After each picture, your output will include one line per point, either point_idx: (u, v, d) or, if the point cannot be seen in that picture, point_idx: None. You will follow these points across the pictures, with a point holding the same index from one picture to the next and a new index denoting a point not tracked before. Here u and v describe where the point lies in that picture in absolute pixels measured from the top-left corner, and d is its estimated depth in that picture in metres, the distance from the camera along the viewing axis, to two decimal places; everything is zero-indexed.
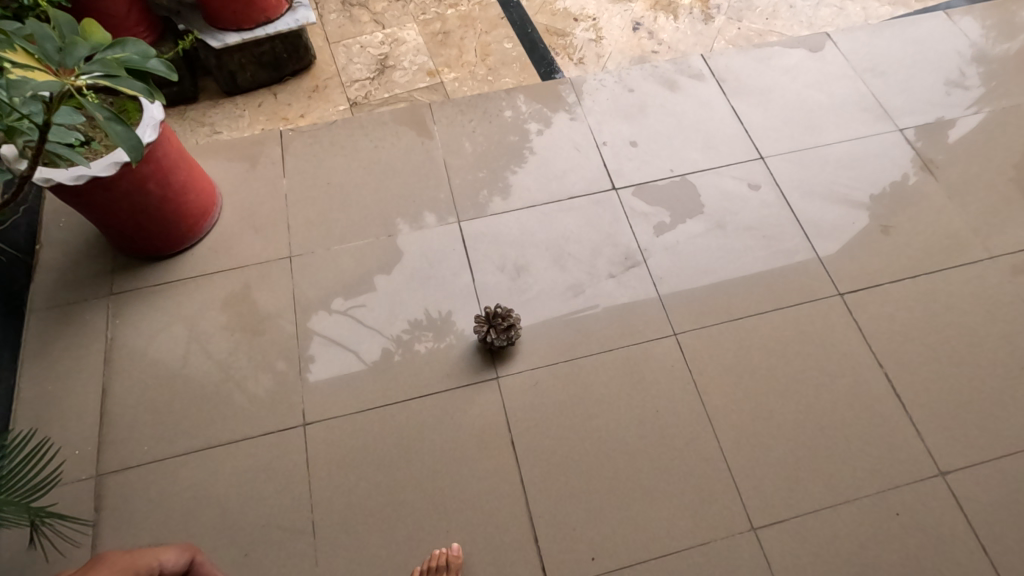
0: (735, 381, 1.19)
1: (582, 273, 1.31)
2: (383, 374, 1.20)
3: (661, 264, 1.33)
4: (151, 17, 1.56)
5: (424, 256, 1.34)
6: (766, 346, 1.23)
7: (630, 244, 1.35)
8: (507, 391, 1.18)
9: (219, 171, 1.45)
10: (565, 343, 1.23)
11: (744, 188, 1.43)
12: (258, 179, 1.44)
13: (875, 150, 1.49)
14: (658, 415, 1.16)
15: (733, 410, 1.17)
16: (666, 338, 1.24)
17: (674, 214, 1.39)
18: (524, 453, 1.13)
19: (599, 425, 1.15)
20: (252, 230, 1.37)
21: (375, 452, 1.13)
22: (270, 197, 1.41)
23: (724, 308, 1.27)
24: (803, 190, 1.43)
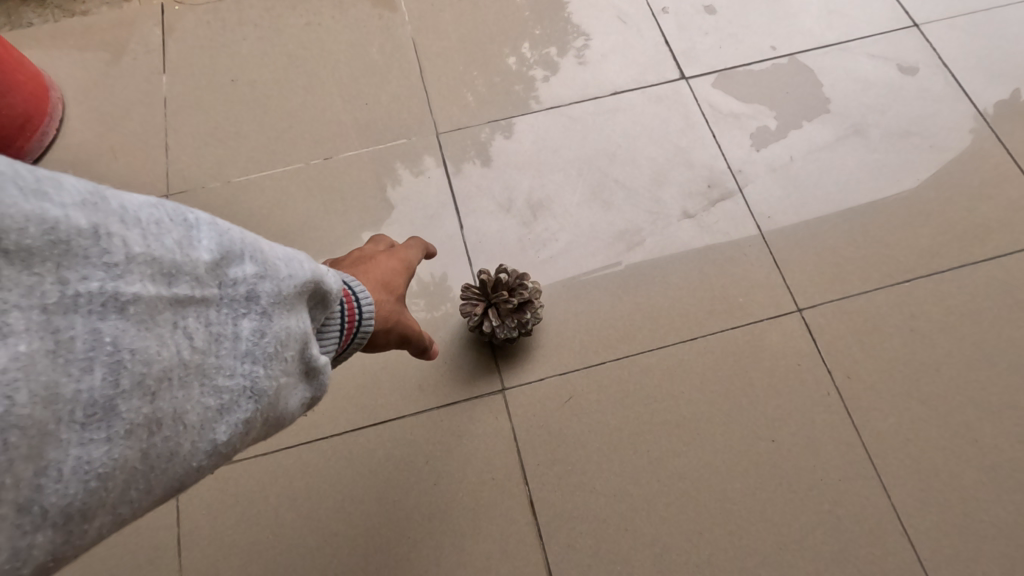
0: (905, 389, 0.71)
1: (639, 212, 0.81)
2: None
3: (769, 194, 0.81)
4: None
5: (383, 190, 0.83)
6: (953, 328, 0.74)
7: (715, 164, 0.83)
8: (522, 412, 0.71)
9: (60, 63, 0.92)
10: (616, 330, 0.74)
11: (893, 72, 0.89)
12: (123, 74, 0.91)
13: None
14: (779, 450, 0.68)
15: (907, 439, 0.69)
16: (783, 317, 0.75)
17: (782, 116, 0.86)
18: (553, 520, 0.66)
19: (678, 470, 0.68)
20: (109, 154, 0.86)
21: (300, 523, 0.66)
22: (140, 102, 0.89)
23: (877, 265, 0.77)
24: (991, 70, 0.88)
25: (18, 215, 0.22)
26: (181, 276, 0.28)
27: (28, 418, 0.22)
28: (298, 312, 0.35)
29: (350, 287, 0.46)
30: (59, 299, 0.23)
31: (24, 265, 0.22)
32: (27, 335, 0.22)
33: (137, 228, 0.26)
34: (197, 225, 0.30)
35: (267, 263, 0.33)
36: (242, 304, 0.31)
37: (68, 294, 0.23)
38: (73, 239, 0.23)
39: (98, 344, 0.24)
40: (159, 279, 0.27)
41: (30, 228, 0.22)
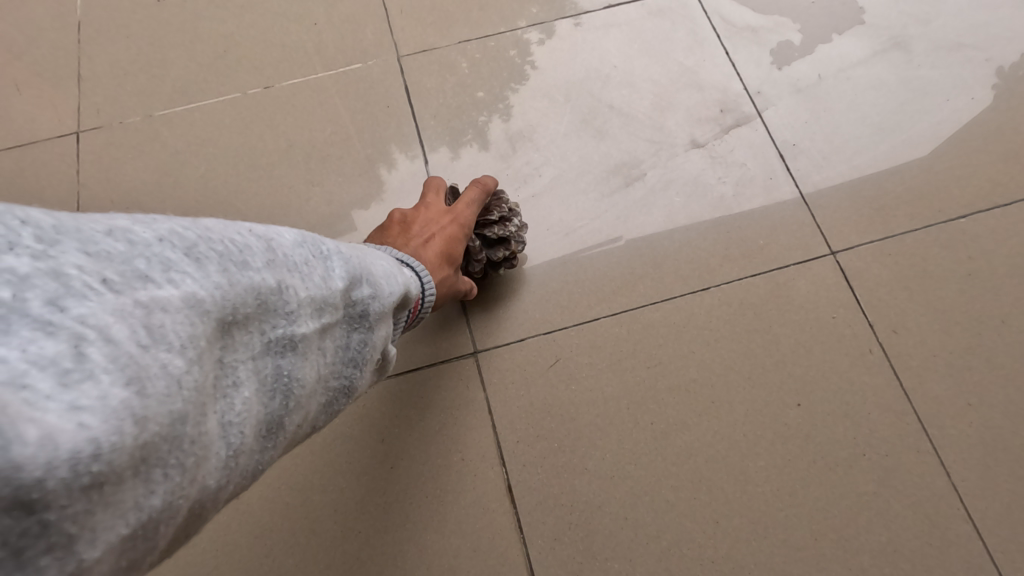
0: (965, 345, 0.58)
1: (639, 142, 0.68)
2: None
3: (794, 118, 0.68)
4: None
5: (334, 123, 0.70)
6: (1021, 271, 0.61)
7: (730, 85, 0.70)
8: (499, 379, 0.58)
9: None
10: (610, 281, 0.62)
11: None
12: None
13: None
14: (811, 422, 0.56)
15: (969, 405, 0.56)
16: (814, 262, 0.62)
17: (808, 28, 0.73)
18: (537, 510, 0.54)
19: (689, 447, 0.56)
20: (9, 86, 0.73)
21: (227, 518, 0.54)
22: (48, 25, 0.76)
23: (927, 199, 0.64)
24: None
25: (236, 287, 0.23)
26: (329, 306, 0.29)
27: (245, 448, 0.24)
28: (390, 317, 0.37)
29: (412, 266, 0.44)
30: (260, 346, 0.25)
31: (238, 327, 0.24)
32: (245, 383, 0.24)
33: (289, 266, 0.27)
34: (325, 255, 0.30)
35: (375, 283, 0.34)
36: (359, 321, 0.33)
37: (262, 341, 0.25)
38: (269, 296, 0.25)
39: (283, 377, 0.26)
40: (319, 316, 0.29)
41: (241, 295, 0.23)
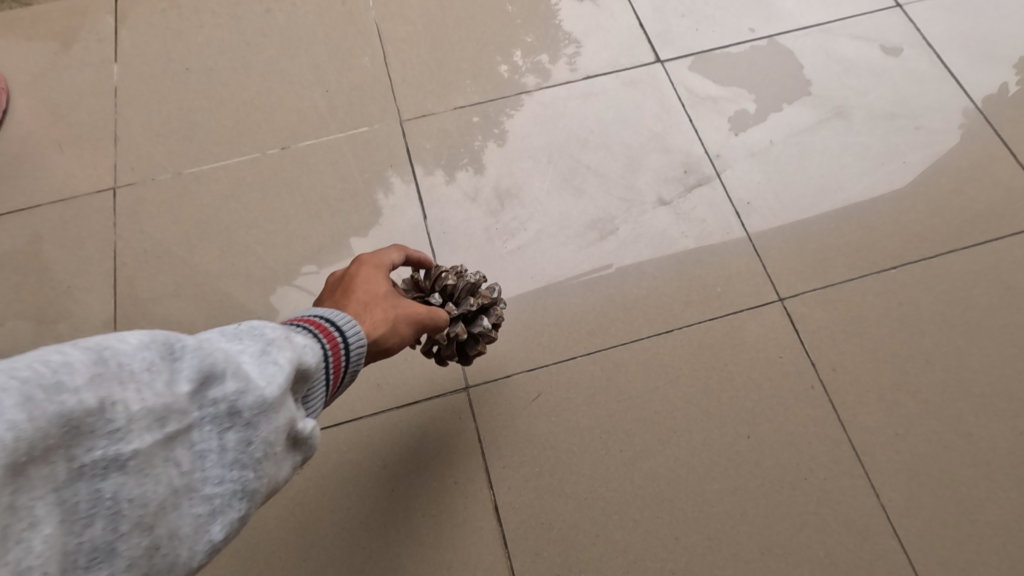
0: (894, 383, 0.66)
1: (612, 200, 0.77)
2: None
3: (747, 178, 0.78)
4: None
5: (343, 179, 0.79)
6: (943, 317, 0.70)
7: (692, 148, 0.80)
8: (488, 410, 0.66)
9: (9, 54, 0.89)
10: (587, 323, 0.70)
11: (877, 52, 0.86)
12: (73, 63, 0.88)
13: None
14: (760, 450, 0.64)
15: (897, 435, 0.64)
16: (763, 306, 0.71)
17: (762, 98, 0.83)
18: (519, 527, 0.62)
19: (654, 471, 0.64)
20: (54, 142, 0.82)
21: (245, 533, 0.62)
22: (88, 90, 0.85)
23: (864, 253, 0.73)
24: (974, 49, 0.86)
25: (40, 422, 0.19)
26: (204, 397, 0.25)
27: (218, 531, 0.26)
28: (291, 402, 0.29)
29: (333, 321, 0.36)
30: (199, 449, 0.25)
31: (38, 462, 0.19)
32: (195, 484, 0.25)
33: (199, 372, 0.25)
34: (190, 346, 0.25)
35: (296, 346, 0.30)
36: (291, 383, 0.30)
37: (70, 469, 0.21)
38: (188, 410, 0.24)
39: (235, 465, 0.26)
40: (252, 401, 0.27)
41: (44, 430, 0.19)
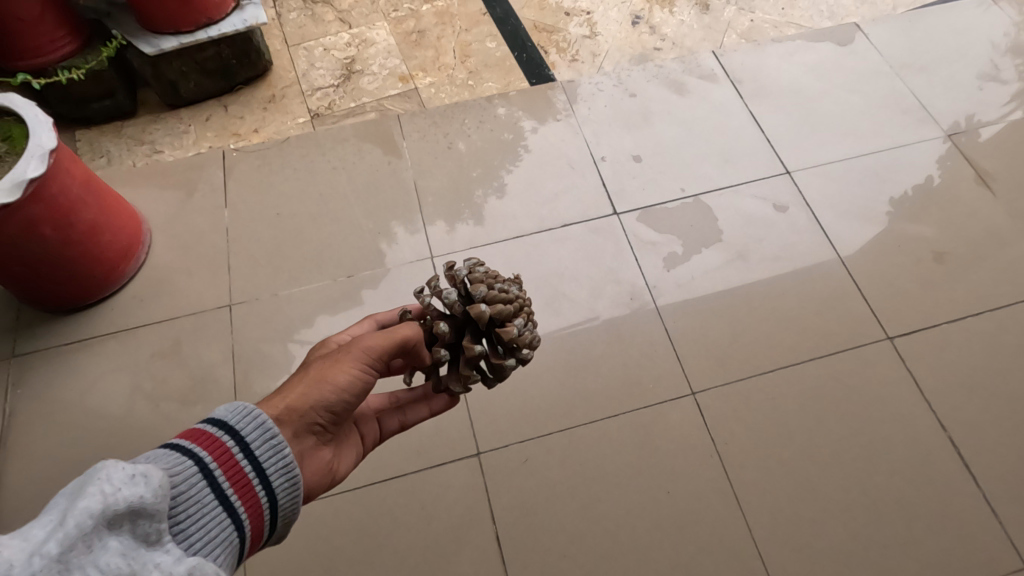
0: (767, 453, 0.98)
1: (580, 319, 1.10)
2: None
3: (674, 304, 1.11)
4: (71, 21, 1.34)
5: (391, 300, 1.12)
6: (804, 406, 1.02)
7: (636, 280, 1.13)
8: (492, 470, 0.97)
9: (149, 201, 1.24)
10: (562, 409, 1.02)
11: (770, 209, 1.21)
12: (196, 209, 1.23)
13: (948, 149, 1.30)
14: (675, 500, 0.95)
15: (766, 489, 0.96)
16: (682, 398, 1.03)
17: (687, 243, 1.17)
18: (512, 551, 0.92)
19: (604, 513, 0.95)
20: (186, 270, 1.16)
21: (329, 554, 0.92)
22: (208, 230, 1.20)
23: (752, 360, 1.06)
24: (838, 208, 1.22)
25: None
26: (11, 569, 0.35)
27: None
28: (106, 539, 0.39)
29: (211, 438, 0.53)
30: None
31: None
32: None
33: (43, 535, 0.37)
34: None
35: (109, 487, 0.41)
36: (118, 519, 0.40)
37: None
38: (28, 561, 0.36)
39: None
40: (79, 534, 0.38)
41: None
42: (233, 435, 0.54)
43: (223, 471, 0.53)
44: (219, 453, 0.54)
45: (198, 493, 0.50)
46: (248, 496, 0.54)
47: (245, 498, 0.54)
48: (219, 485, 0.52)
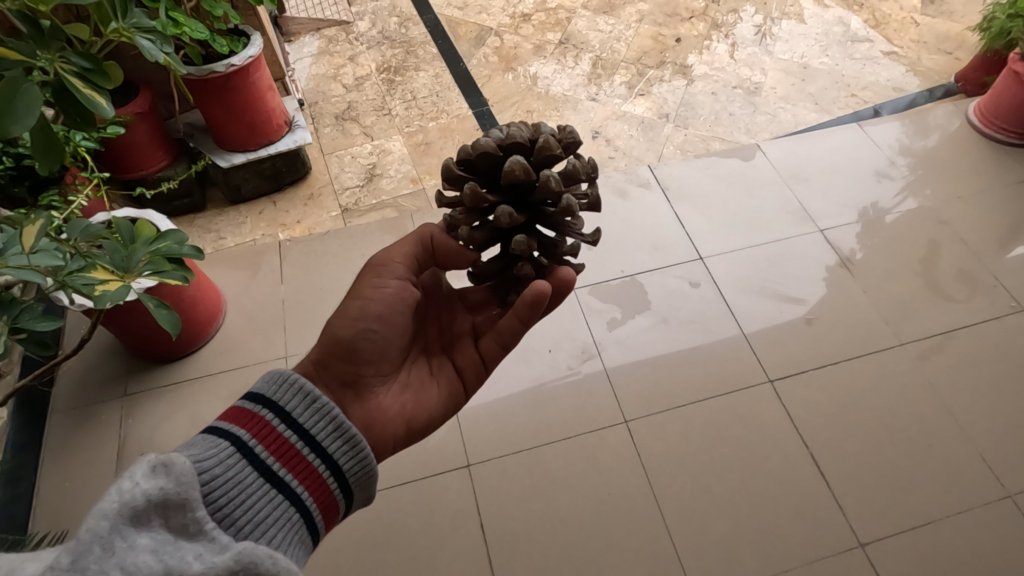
0: (678, 465, 1.35)
1: (544, 367, 1.49)
2: None
3: (614, 356, 1.51)
4: (169, 144, 1.77)
5: None
6: (707, 431, 1.40)
7: (586, 339, 1.53)
8: (479, 477, 1.33)
9: (227, 280, 1.68)
10: (530, 433, 1.39)
11: (686, 286, 1.63)
12: (261, 286, 1.67)
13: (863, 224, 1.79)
14: (612, 498, 1.31)
15: (678, 491, 1.32)
16: (618, 425, 1.41)
17: (624, 311, 1.58)
18: (492, 535, 1.27)
19: (559, 508, 1.30)
20: (253, 331, 1.57)
21: (358, 537, 1.27)
22: (269, 303, 1.63)
23: (670, 397, 1.45)
24: (737, 286, 1.64)
25: None
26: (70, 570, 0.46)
27: None
28: (145, 530, 0.50)
29: (241, 427, 0.67)
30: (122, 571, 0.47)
31: None
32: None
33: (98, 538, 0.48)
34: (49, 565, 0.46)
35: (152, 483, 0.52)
36: (163, 511, 0.52)
37: None
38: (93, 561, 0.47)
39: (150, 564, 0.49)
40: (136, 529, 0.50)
41: None
42: (265, 418, 0.69)
43: (262, 443, 0.67)
44: (260, 423, 0.68)
45: (243, 465, 0.64)
46: (294, 466, 0.68)
47: (291, 467, 0.68)
48: (263, 462, 0.66)
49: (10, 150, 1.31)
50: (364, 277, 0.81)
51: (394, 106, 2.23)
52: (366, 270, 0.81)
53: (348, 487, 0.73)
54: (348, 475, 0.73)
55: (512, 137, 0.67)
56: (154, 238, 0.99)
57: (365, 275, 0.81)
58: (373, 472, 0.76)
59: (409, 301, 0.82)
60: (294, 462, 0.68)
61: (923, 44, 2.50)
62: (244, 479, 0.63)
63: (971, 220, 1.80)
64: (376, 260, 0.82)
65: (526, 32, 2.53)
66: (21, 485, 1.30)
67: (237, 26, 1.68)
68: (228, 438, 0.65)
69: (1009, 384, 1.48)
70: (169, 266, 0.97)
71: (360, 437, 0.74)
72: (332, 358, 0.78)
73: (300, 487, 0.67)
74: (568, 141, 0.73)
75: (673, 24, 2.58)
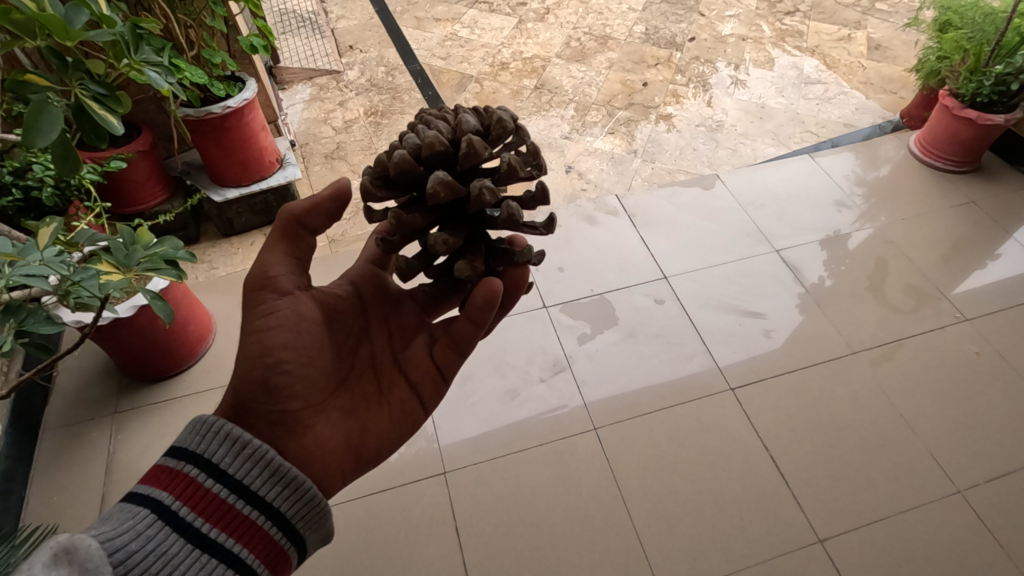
0: (645, 468, 1.42)
1: (518, 380, 1.57)
2: None
3: (584, 369, 1.59)
4: (167, 180, 1.89)
5: None
6: (672, 436, 1.47)
7: (558, 353, 1.62)
8: (454, 483, 1.39)
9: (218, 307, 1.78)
10: (503, 442, 1.46)
11: (652, 303, 1.74)
12: None
13: (822, 247, 1.91)
14: (582, 500, 1.37)
15: (645, 493, 1.39)
16: (588, 432, 1.48)
17: (594, 326, 1.68)
18: (467, 538, 1.32)
19: (531, 511, 1.36)
20: None
21: (337, 542, 1.31)
22: None
23: (637, 405, 1.53)
24: (700, 302, 1.75)
25: None
26: None
27: None
28: None
29: (165, 488, 0.71)
30: None
31: None
32: None
33: None
34: None
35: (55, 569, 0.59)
36: None
37: None
38: None
39: None
40: None
41: None
42: (188, 477, 0.73)
43: (188, 504, 0.71)
44: (187, 480, 0.72)
45: (166, 533, 0.68)
46: (223, 522, 0.72)
47: (220, 523, 0.72)
48: (188, 523, 0.70)
49: (21, 182, 1.42)
50: (252, 307, 0.81)
51: (380, 146, 2.39)
52: (252, 302, 0.81)
53: (290, 530, 0.77)
54: (290, 516, 0.78)
55: (429, 150, 0.68)
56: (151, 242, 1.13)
57: (251, 305, 0.81)
58: (319, 506, 0.80)
59: (304, 319, 0.83)
60: (226, 517, 0.72)
61: (870, 85, 2.71)
62: (169, 547, 0.67)
63: (916, 240, 1.93)
64: (253, 285, 0.80)
65: (504, 78, 2.73)
66: (12, 498, 1.34)
67: (234, 72, 1.84)
68: (152, 505, 0.70)
69: (956, 388, 1.58)
70: (166, 262, 1.11)
71: (299, 476, 0.78)
72: (254, 400, 0.80)
73: (235, 544, 0.72)
74: (500, 127, 0.71)
75: (640, 70, 2.79)
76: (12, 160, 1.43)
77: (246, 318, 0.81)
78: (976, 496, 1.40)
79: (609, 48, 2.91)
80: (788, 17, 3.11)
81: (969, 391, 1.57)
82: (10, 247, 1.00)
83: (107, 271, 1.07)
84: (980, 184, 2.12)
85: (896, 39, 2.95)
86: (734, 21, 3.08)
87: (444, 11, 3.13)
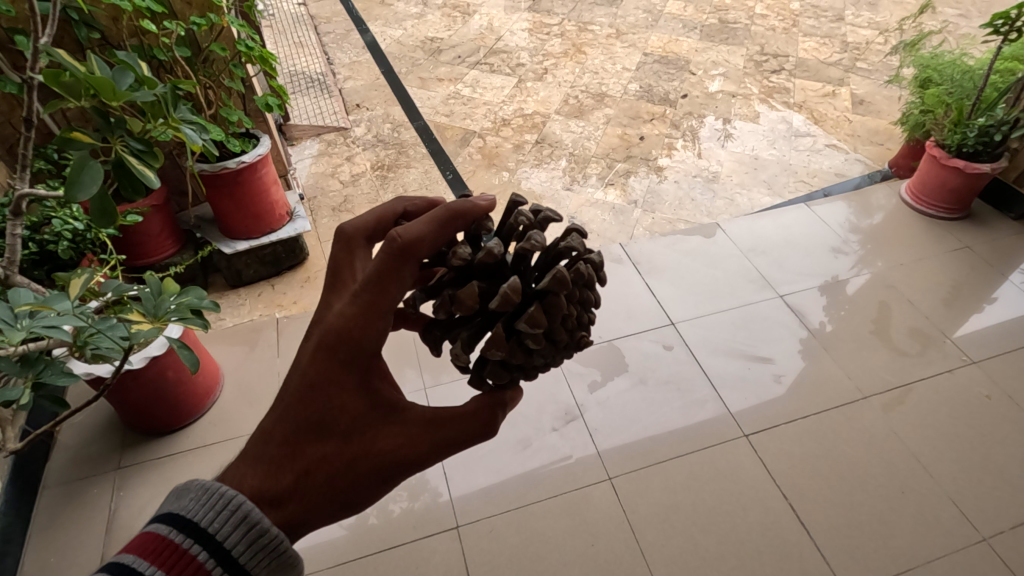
0: (663, 520, 1.39)
1: (530, 429, 1.55)
2: (364, 515, 1.38)
3: (595, 416, 1.58)
4: (178, 233, 1.91)
5: None
6: (688, 486, 1.45)
7: (569, 401, 1.61)
8: (467, 538, 1.35)
9: (226, 358, 1.77)
10: (517, 493, 1.43)
11: (660, 349, 1.75)
12: (258, 362, 1.76)
13: (823, 292, 1.94)
14: (600, 554, 1.33)
15: (664, 545, 1.35)
16: (603, 482, 1.45)
17: (604, 373, 1.68)
18: None
19: (548, 567, 1.31)
20: (248, 404, 1.64)
21: None
22: (265, 378, 1.71)
23: (651, 454, 1.51)
24: (708, 348, 1.76)
25: None
26: None
27: None
28: None
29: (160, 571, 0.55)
30: None
31: None
32: None
33: None
34: None
35: None
36: None
37: None
38: None
39: None
40: None
41: None
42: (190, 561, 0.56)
43: None
44: (192, 570, 0.56)
45: None
46: None
47: None
48: None
49: (39, 235, 1.44)
50: (392, 475, 0.73)
51: (387, 198, 2.44)
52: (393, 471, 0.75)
53: None
54: None
55: None
56: (178, 293, 1.14)
57: (395, 473, 0.74)
58: None
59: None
60: None
61: (857, 137, 2.83)
62: None
63: (917, 285, 1.97)
64: (421, 462, 0.74)
65: (506, 133, 2.83)
66: (7, 561, 1.29)
67: (249, 130, 1.90)
68: None
69: (969, 431, 1.57)
70: (193, 312, 1.13)
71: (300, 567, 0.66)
72: None
73: None
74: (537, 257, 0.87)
75: (636, 124, 2.90)
76: (30, 214, 1.45)
77: (380, 479, 0.73)
78: (1002, 543, 1.37)
79: (606, 104, 3.03)
80: (774, 74, 3.27)
81: (983, 434, 1.56)
82: (34, 297, 1.01)
83: (135, 321, 1.09)
84: (972, 230, 2.18)
85: (878, 94, 3.10)
86: (723, 79, 3.23)
87: (447, 71, 3.28)
